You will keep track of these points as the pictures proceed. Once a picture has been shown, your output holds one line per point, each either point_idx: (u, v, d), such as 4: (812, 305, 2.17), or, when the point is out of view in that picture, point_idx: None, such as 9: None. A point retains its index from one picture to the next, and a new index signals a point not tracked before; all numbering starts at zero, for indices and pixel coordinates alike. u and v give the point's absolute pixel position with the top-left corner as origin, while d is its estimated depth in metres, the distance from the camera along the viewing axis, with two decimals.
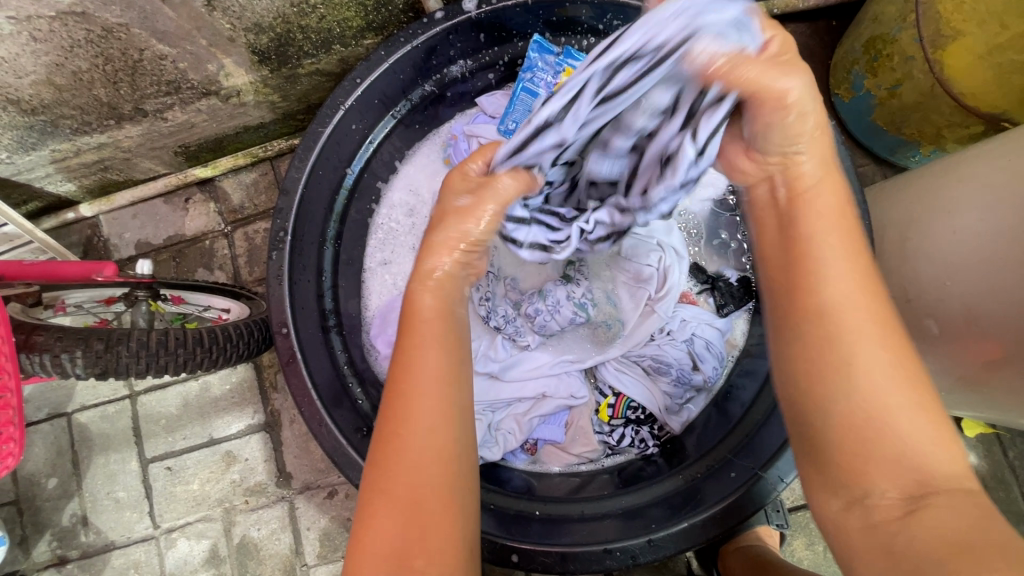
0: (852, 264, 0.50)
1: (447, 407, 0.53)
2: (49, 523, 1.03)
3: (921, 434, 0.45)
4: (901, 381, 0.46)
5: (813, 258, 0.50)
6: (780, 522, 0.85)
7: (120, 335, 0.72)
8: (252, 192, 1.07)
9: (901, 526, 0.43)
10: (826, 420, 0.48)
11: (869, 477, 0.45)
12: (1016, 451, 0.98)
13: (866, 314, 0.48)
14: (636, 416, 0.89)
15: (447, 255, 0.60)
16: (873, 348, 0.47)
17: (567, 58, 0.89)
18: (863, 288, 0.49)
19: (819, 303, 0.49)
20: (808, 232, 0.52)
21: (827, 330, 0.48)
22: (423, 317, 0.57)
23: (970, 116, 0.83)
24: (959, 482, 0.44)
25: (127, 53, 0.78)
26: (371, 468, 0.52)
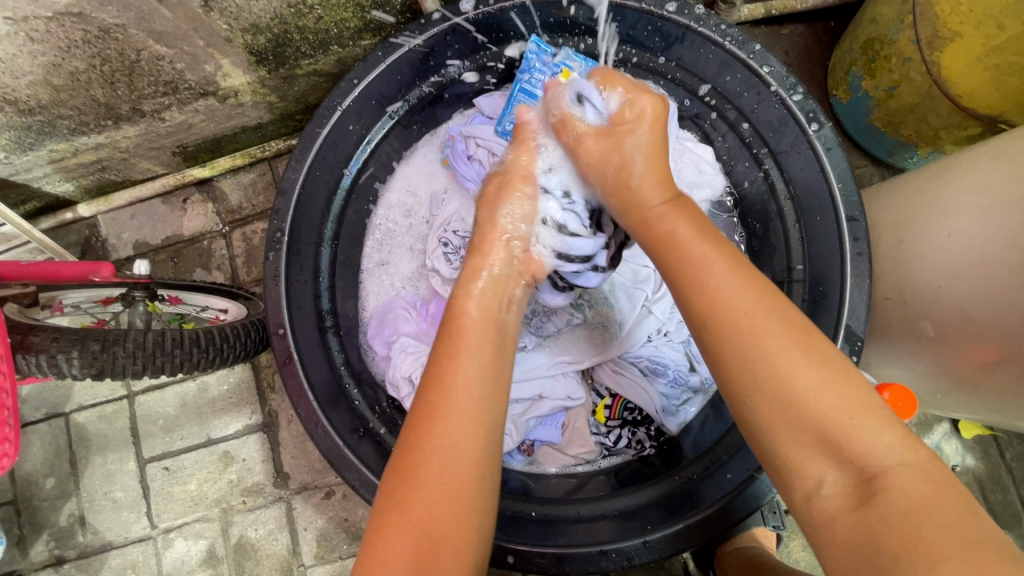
0: (732, 266, 0.54)
1: (475, 424, 0.53)
2: (46, 522, 1.03)
3: (847, 410, 0.46)
4: (807, 360, 0.48)
5: (696, 266, 0.54)
6: (777, 523, 0.86)
7: (116, 335, 0.72)
8: (250, 192, 1.07)
9: (860, 511, 0.44)
10: (753, 417, 0.49)
11: (807, 461, 0.47)
12: (1013, 453, 0.98)
13: (754, 307, 0.51)
14: (632, 417, 0.91)
15: (486, 270, 0.64)
16: (771, 339, 0.49)
17: (565, 59, 0.90)
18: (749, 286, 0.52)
19: (706, 313, 0.52)
20: (685, 239, 0.56)
21: (725, 337, 0.50)
22: (458, 332, 0.59)
23: (967, 117, 0.83)
24: (904, 455, 0.45)
25: (125, 54, 0.78)
26: (393, 476, 0.53)
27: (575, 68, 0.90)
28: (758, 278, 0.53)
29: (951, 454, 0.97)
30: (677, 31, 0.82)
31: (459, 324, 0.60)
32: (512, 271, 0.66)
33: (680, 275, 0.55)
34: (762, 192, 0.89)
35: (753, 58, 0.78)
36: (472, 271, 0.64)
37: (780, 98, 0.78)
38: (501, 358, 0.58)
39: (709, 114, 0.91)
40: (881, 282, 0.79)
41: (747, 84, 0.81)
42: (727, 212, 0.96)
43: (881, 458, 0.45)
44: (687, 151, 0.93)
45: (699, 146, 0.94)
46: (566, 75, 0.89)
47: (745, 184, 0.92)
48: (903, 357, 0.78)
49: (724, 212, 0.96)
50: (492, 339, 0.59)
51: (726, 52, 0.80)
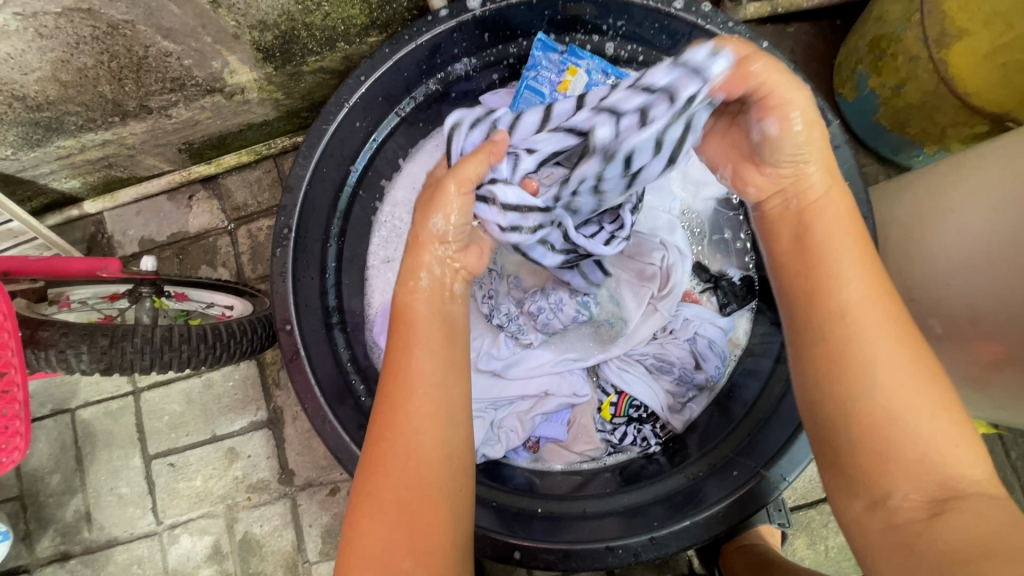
0: (869, 271, 0.52)
1: (433, 409, 0.53)
2: (52, 518, 1.04)
3: (943, 437, 0.47)
4: (916, 383, 0.48)
5: (827, 258, 0.52)
6: (782, 521, 0.86)
7: (124, 331, 0.73)
8: (255, 189, 1.07)
9: (926, 526, 0.44)
10: (846, 425, 0.49)
11: (891, 477, 0.47)
12: (1018, 452, 0.98)
13: (879, 320, 0.50)
14: (638, 415, 0.89)
15: (424, 268, 0.59)
16: (884, 353, 0.49)
17: (571, 57, 0.89)
18: (876, 296, 0.51)
19: (830, 310, 0.51)
20: (819, 236, 0.54)
21: (840, 343, 0.50)
22: (408, 324, 0.57)
23: (975, 116, 0.83)
24: (983, 486, 0.45)
25: (133, 50, 0.78)
26: (361, 471, 0.53)
27: (581, 66, 0.90)
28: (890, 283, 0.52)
29: None
30: (684, 28, 0.81)
31: (405, 317, 0.57)
32: (450, 267, 0.60)
33: (806, 270, 0.53)
34: None
35: None
36: (409, 270, 0.59)
37: None
38: (454, 345, 0.57)
39: None
40: None
41: None
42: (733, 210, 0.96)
43: (965, 484, 0.45)
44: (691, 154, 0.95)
45: None
46: (573, 73, 0.90)
47: None
48: None
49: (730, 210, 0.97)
50: (441, 327, 0.57)
51: None
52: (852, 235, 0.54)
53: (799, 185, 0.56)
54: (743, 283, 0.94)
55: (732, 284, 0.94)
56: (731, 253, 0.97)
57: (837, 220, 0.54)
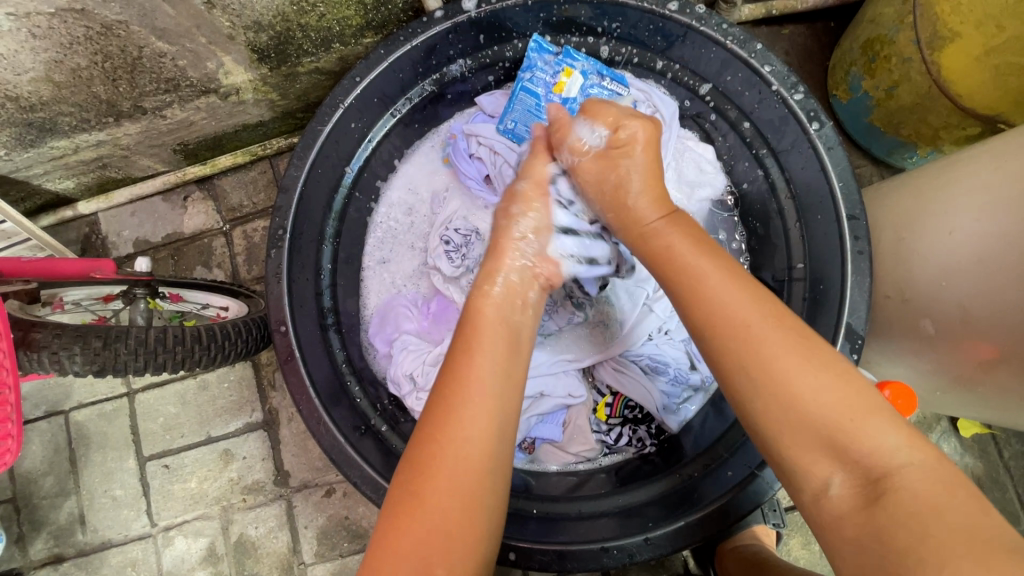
0: (731, 278, 0.55)
1: (489, 417, 0.54)
2: (45, 521, 1.03)
3: (847, 410, 0.47)
4: (809, 364, 0.49)
5: (695, 275, 0.56)
6: (777, 521, 0.86)
7: (118, 333, 0.72)
8: (251, 190, 1.07)
9: (866, 510, 0.44)
10: (763, 421, 0.50)
11: (812, 463, 0.48)
12: (1011, 451, 0.98)
13: (757, 317, 0.52)
14: (633, 415, 0.90)
15: (502, 273, 0.64)
16: (776, 351, 0.50)
17: (567, 58, 0.89)
18: (746, 297, 0.53)
19: (707, 320, 0.53)
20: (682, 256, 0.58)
21: (728, 353, 0.52)
22: (473, 330, 0.59)
23: (966, 118, 0.83)
24: (914, 456, 0.45)
25: (127, 51, 0.78)
26: (405, 470, 0.53)
27: (576, 67, 0.90)
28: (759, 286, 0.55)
29: (949, 453, 0.98)
30: (679, 30, 0.82)
31: (474, 323, 0.60)
32: (524, 276, 0.65)
33: (680, 283, 0.57)
34: (762, 191, 0.89)
35: (754, 57, 0.78)
36: (486, 277, 0.64)
37: (781, 97, 0.79)
38: (516, 360, 0.59)
39: (710, 113, 0.92)
40: (881, 280, 0.79)
41: (747, 83, 0.82)
42: (728, 211, 0.96)
43: (893, 459, 0.45)
44: (687, 150, 0.95)
45: (699, 146, 0.95)
46: (569, 75, 0.90)
47: (745, 185, 0.92)
48: (905, 356, 0.78)
49: (725, 211, 0.97)
50: (505, 339, 0.59)
51: (728, 51, 0.80)
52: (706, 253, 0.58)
53: (643, 209, 0.64)
54: None
55: None
56: (726, 253, 0.97)
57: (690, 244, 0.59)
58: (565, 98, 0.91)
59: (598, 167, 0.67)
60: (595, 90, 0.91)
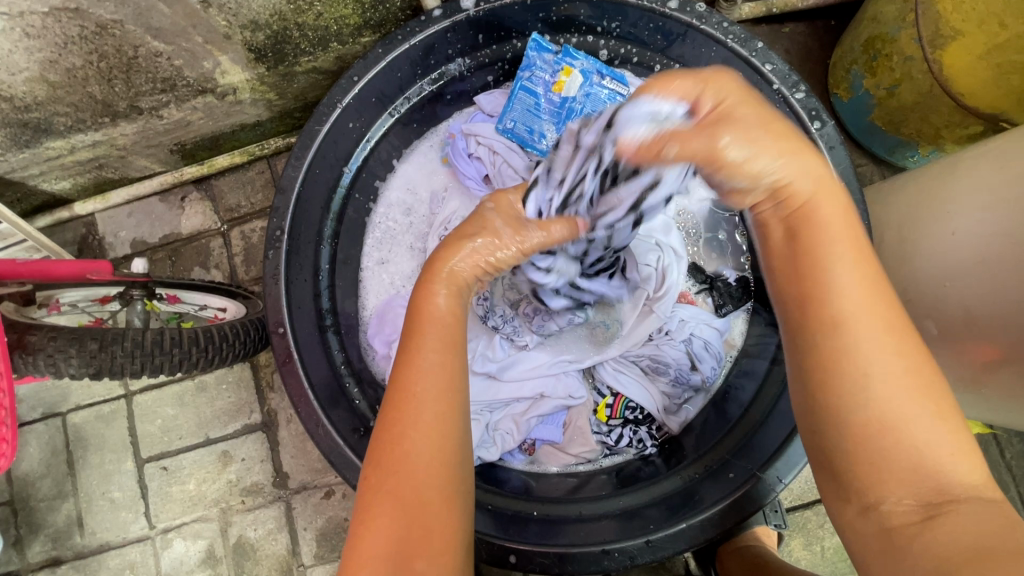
0: (863, 278, 0.47)
1: (449, 409, 0.52)
2: (43, 523, 1.03)
3: (939, 444, 0.44)
4: (919, 397, 0.44)
5: (815, 261, 0.48)
6: (779, 522, 0.86)
7: (114, 334, 0.72)
8: (248, 190, 1.06)
9: (918, 530, 0.42)
10: (841, 438, 0.46)
11: (884, 488, 0.44)
12: (1013, 451, 0.98)
13: (882, 335, 0.45)
14: (633, 416, 0.90)
15: (448, 267, 0.59)
16: (882, 360, 0.45)
17: (566, 57, 0.89)
18: (873, 304, 0.46)
19: (815, 321, 0.47)
20: (802, 234, 0.50)
21: (834, 369, 0.46)
22: (418, 319, 0.57)
23: (969, 116, 0.83)
24: (977, 490, 0.43)
25: (122, 50, 0.78)
26: (370, 471, 0.51)
27: (576, 66, 0.89)
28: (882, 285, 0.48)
29: None
30: (679, 29, 0.81)
31: (417, 313, 0.57)
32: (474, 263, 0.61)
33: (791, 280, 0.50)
34: None
35: (755, 56, 0.78)
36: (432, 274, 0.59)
37: (782, 96, 0.78)
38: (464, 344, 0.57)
39: None
40: None
41: None
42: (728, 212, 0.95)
43: (961, 489, 0.43)
44: None
45: None
46: (568, 74, 0.89)
47: None
48: None
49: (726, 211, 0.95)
50: (452, 324, 0.57)
51: (728, 50, 0.80)
52: (845, 233, 0.49)
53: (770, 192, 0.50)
54: (739, 283, 0.94)
55: (727, 285, 0.94)
56: (727, 254, 0.96)
57: (829, 222, 0.49)
58: (564, 97, 0.91)
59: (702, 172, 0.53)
60: (595, 90, 0.90)
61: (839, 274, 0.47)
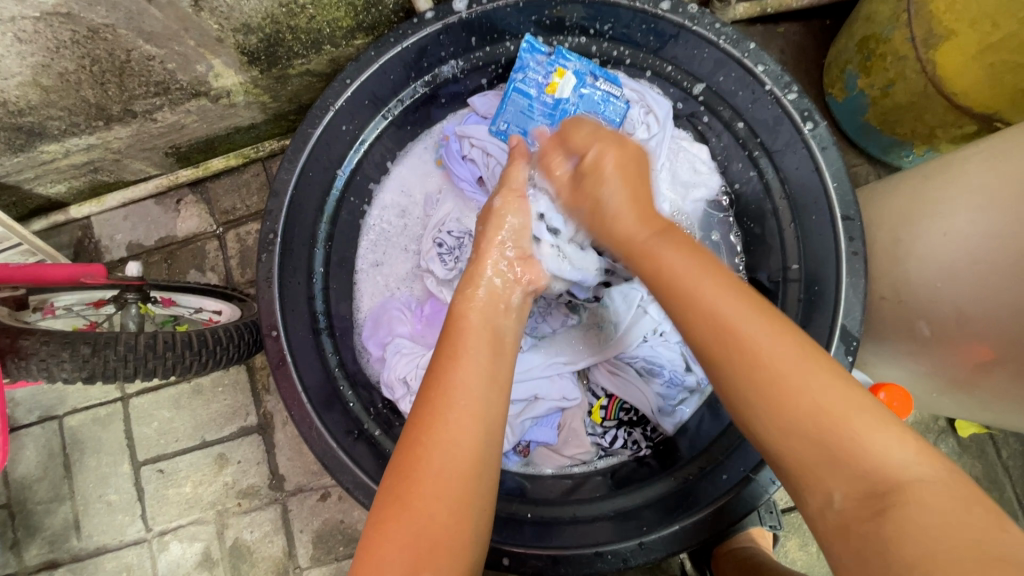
0: (727, 287, 0.52)
1: (475, 421, 0.54)
2: (40, 526, 1.03)
3: (863, 428, 0.45)
4: (816, 378, 0.47)
5: (689, 287, 0.53)
6: (774, 523, 0.86)
7: (107, 339, 0.72)
8: (244, 193, 1.06)
9: (874, 523, 0.42)
10: (775, 433, 0.47)
11: (822, 480, 0.45)
12: (1009, 451, 0.98)
13: (763, 333, 0.49)
14: (628, 418, 0.91)
15: (484, 278, 0.66)
16: (774, 356, 0.48)
17: (559, 58, 0.89)
18: (744, 306, 0.51)
19: (706, 336, 0.51)
20: (672, 267, 0.55)
21: (737, 369, 0.49)
22: (459, 333, 0.60)
23: (962, 116, 0.83)
24: (920, 471, 0.43)
25: (114, 54, 0.78)
26: (391, 476, 0.53)
27: (569, 67, 0.90)
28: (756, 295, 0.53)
29: (946, 453, 0.98)
30: (671, 30, 0.81)
31: (457, 326, 0.61)
32: (508, 279, 0.66)
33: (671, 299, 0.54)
34: (757, 191, 0.88)
35: (747, 57, 0.78)
36: (469, 282, 0.66)
37: (774, 97, 0.78)
38: (500, 361, 0.59)
39: (703, 113, 0.91)
40: (876, 282, 0.78)
41: (741, 83, 0.81)
42: (722, 212, 0.96)
43: (901, 474, 0.43)
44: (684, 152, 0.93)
45: (694, 146, 0.94)
46: (561, 75, 0.90)
47: (738, 185, 0.92)
48: (901, 357, 0.77)
49: (720, 211, 0.96)
50: (490, 342, 0.60)
51: (721, 51, 0.79)
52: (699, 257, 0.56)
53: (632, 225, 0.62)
54: None
55: None
56: (721, 255, 0.96)
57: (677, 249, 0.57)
58: (557, 99, 0.92)
59: (573, 195, 0.68)
60: (588, 91, 0.91)
61: (707, 288, 0.52)
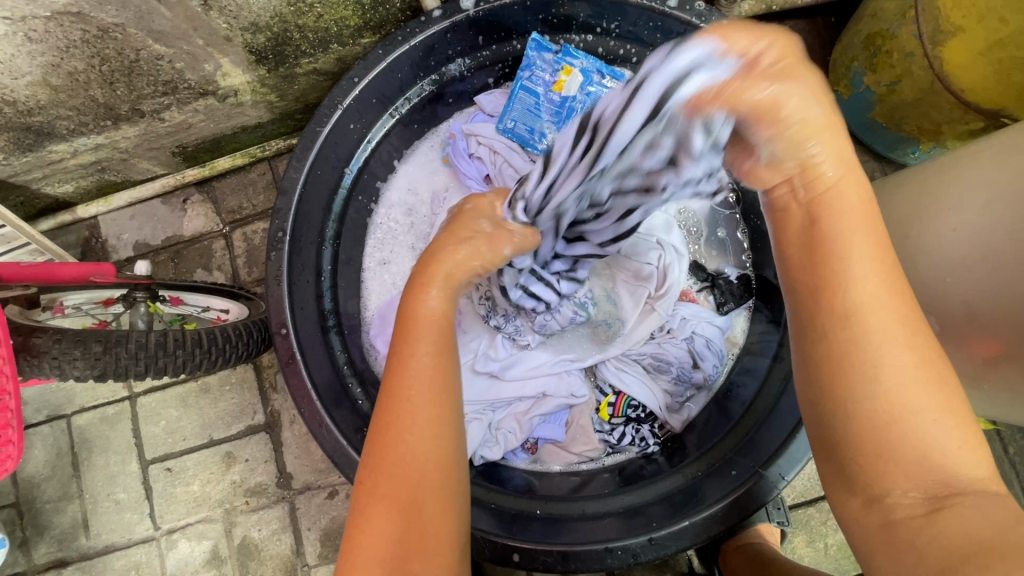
0: (874, 262, 0.47)
1: (443, 415, 0.53)
2: (48, 525, 1.03)
3: (949, 438, 0.44)
4: (923, 381, 0.45)
5: (834, 257, 0.47)
6: (781, 519, 0.88)
7: (118, 337, 0.72)
8: (250, 192, 1.07)
9: (925, 524, 0.42)
10: (851, 420, 0.46)
11: (890, 478, 0.44)
12: (1016, 447, 0.98)
13: (895, 332, 0.45)
14: (636, 415, 0.89)
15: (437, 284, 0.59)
16: (895, 350, 0.45)
17: (565, 56, 0.89)
18: (886, 291, 0.46)
19: (832, 309, 0.47)
20: (823, 226, 0.48)
21: (849, 349, 0.46)
22: (410, 333, 0.56)
23: (970, 112, 0.82)
24: (983, 484, 0.44)
25: (123, 53, 0.78)
26: (367, 475, 0.52)
27: (576, 65, 0.90)
28: (901, 279, 0.47)
29: None
30: (678, 28, 0.81)
31: (407, 325, 0.57)
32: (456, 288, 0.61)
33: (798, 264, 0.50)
34: None
35: None
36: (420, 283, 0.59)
37: None
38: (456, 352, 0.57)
39: None
40: None
41: None
42: (729, 209, 0.97)
43: (964, 484, 0.43)
44: None
45: None
46: (568, 73, 0.90)
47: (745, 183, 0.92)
48: None
49: (726, 209, 0.97)
50: (445, 331, 0.57)
51: None
52: (867, 224, 0.48)
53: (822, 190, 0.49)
54: (740, 281, 0.94)
55: (729, 283, 0.93)
56: (727, 251, 0.97)
57: (850, 210, 0.48)
58: (564, 97, 0.91)
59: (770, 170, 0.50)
60: (594, 88, 0.90)
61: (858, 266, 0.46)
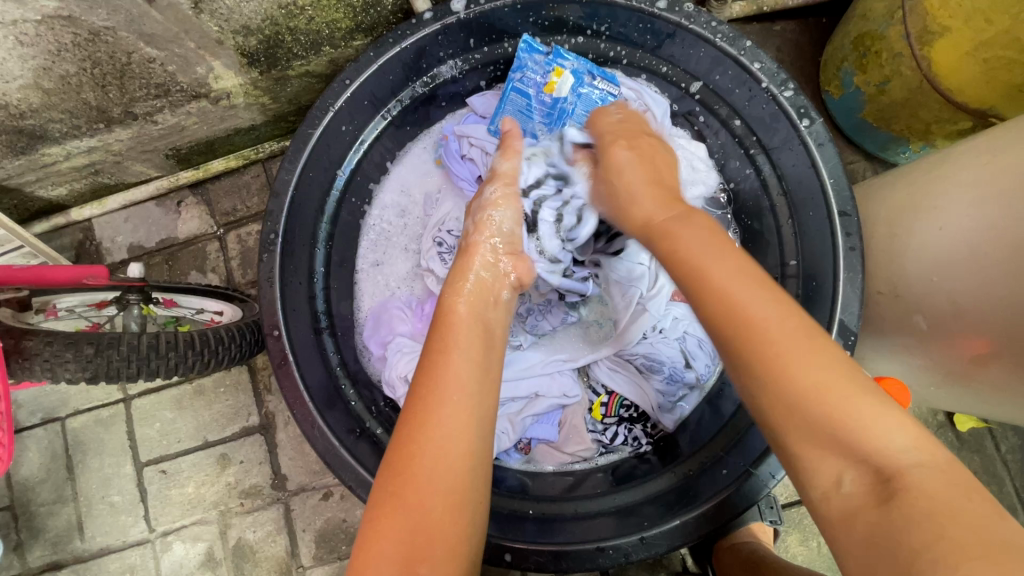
0: (731, 256, 0.50)
1: (469, 415, 0.55)
2: (43, 528, 1.03)
3: (868, 411, 0.43)
4: (810, 352, 0.45)
5: (696, 262, 0.50)
6: (774, 518, 0.86)
7: (110, 339, 0.72)
8: (244, 194, 1.07)
9: (880, 514, 0.40)
10: (771, 412, 0.45)
11: (818, 463, 0.43)
12: (1008, 445, 0.98)
13: (773, 314, 0.46)
14: (628, 415, 0.91)
15: (473, 271, 0.68)
16: (777, 330, 0.45)
17: (556, 58, 0.89)
18: (750, 279, 0.49)
19: (706, 308, 0.48)
20: (681, 247, 0.53)
21: (748, 342, 0.46)
22: (449, 329, 0.61)
23: (959, 112, 0.83)
24: (924, 454, 0.41)
25: (115, 57, 0.78)
26: (385, 472, 0.53)
27: (567, 67, 0.90)
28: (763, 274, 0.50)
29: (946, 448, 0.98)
30: (669, 28, 0.82)
31: (447, 320, 0.62)
32: (496, 274, 0.68)
33: (680, 277, 0.52)
34: (755, 189, 0.89)
35: (743, 54, 0.78)
36: (458, 278, 0.67)
37: (771, 94, 0.78)
38: (489, 355, 0.60)
39: (699, 112, 0.92)
40: (874, 277, 0.79)
41: (738, 81, 0.82)
42: (721, 208, 0.95)
43: (897, 459, 0.41)
44: (681, 147, 0.93)
45: (691, 144, 0.94)
46: (559, 74, 0.89)
47: (734, 183, 0.93)
48: (898, 350, 0.78)
49: (719, 208, 0.95)
50: (480, 335, 0.61)
51: (717, 49, 0.80)
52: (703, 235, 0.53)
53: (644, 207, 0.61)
54: None
55: None
56: None
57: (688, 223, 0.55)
58: (556, 98, 0.91)
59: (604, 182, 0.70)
60: (585, 90, 0.91)
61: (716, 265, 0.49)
